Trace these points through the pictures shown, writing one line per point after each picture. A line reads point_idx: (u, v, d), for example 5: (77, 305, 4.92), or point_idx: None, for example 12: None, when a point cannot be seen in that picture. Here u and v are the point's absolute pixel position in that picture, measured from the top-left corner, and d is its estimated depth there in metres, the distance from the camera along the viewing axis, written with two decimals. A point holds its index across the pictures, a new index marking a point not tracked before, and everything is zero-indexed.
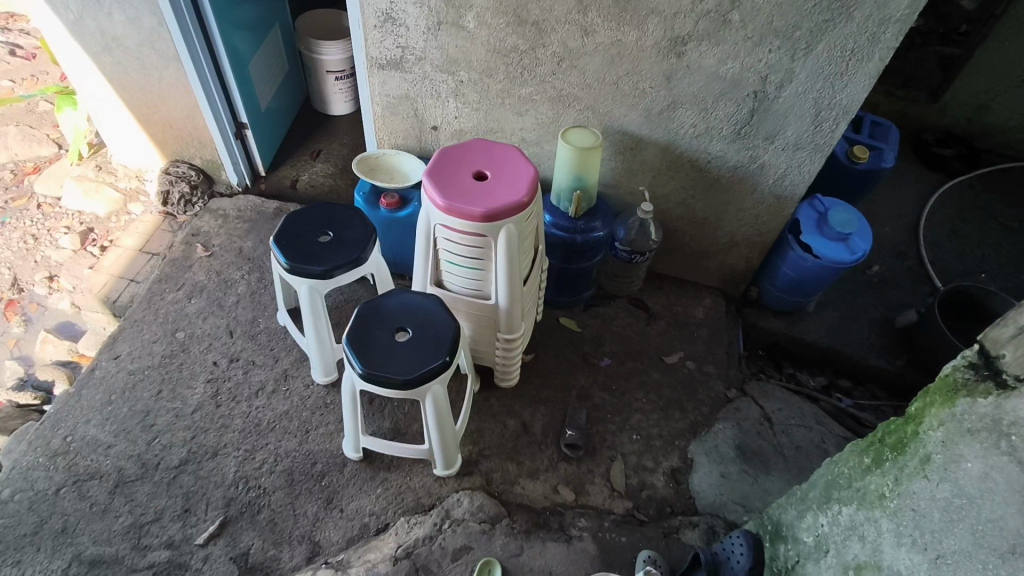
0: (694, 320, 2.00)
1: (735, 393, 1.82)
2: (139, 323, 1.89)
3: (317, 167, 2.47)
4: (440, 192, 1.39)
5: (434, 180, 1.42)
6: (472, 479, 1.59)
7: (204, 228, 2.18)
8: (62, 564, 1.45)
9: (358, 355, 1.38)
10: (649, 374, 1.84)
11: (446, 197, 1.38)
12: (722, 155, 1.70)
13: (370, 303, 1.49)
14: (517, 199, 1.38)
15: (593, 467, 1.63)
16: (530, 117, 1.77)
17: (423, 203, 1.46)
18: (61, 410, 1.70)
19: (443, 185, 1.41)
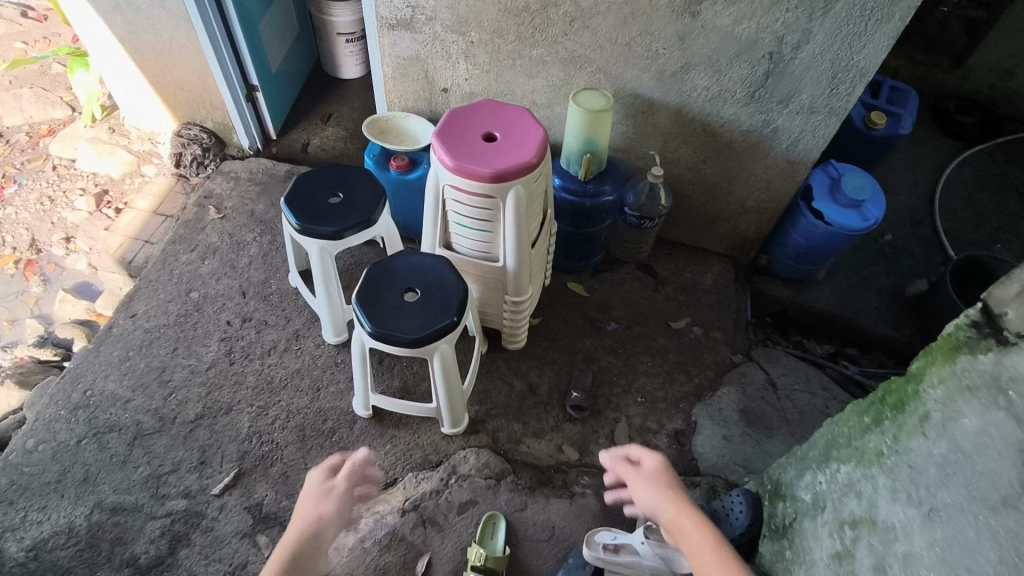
0: (702, 286, 2.00)
1: (741, 358, 1.83)
2: (154, 283, 1.93)
3: (327, 131, 2.47)
4: (450, 152, 1.39)
5: (442, 140, 1.42)
6: (479, 438, 1.62)
7: (216, 191, 2.20)
8: (85, 510, 1.51)
9: (367, 314, 1.40)
10: (656, 339, 1.85)
11: (456, 157, 1.38)
12: (735, 119, 1.68)
13: (380, 263, 1.51)
14: (527, 160, 1.38)
15: (597, 428, 1.66)
16: (541, 79, 1.75)
17: (433, 164, 1.46)
18: (81, 366, 1.75)
19: (453, 145, 1.41)
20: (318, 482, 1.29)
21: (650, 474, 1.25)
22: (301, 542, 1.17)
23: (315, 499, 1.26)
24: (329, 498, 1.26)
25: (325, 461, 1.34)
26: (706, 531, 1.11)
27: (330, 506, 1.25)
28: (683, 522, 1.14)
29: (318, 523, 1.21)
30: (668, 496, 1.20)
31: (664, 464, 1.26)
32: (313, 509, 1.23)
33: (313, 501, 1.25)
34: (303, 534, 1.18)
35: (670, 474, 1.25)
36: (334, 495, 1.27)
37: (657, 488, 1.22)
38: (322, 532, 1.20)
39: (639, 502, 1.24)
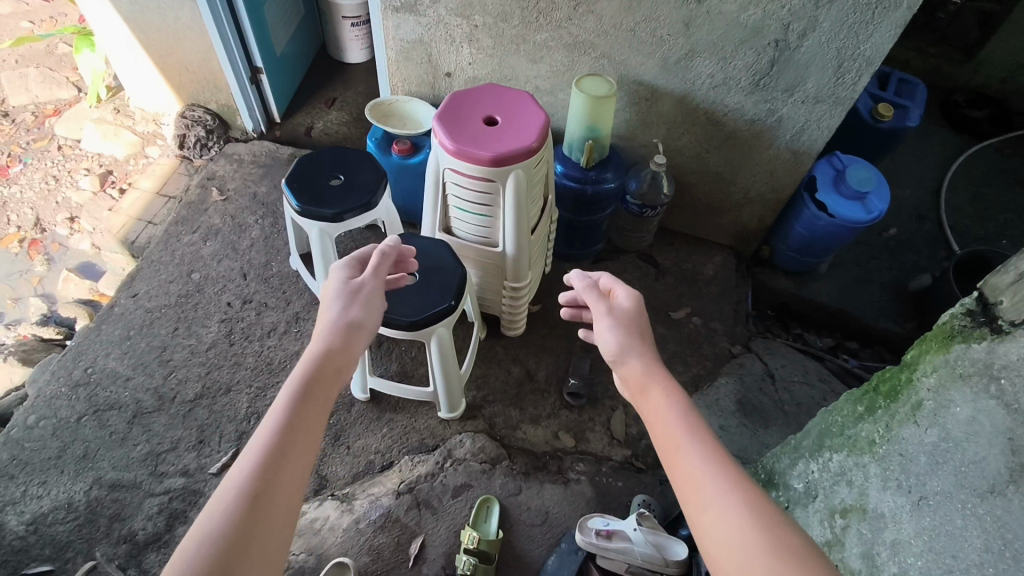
0: (703, 277, 1.99)
1: (740, 350, 1.82)
2: (156, 263, 1.93)
3: (331, 115, 2.46)
4: (450, 135, 1.38)
5: (444, 124, 1.40)
6: (475, 423, 1.64)
7: (219, 173, 2.20)
8: (84, 486, 1.53)
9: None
10: (655, 329, 1.85)
11: (456, 140, 1.37)
12: (740, 107, 1.67)
13: None
14: (528, 144, 1.37)
15: (593, 416, 1.66)
16: (545, 64, 1.75)
17: (433, 147, 1.45)
18: (82, 344, 1.76)
19: (453, 128, 1.40)
20: (340, 280, 1.14)
21: (619, 316, 1.10)
22: (331, 341, 1.02)
23: (340, 297, 1.10)
24: (354, 299, 1.11)
25: (348, 257, 1.20)
26: (673, 392, 0.97)
27: (358, 308, 1.10)
28: (647, 375, 0.99)
29: (349, 324, 1.06)
30: (637, 342, 1.05)
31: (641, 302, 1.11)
32: (340, 310, 1.08)
33: (339, 300, 1.10)
34: (333, 334, 1.04)
35: (642, 316, 1.10)
36: (362, 295, 1.12)
37: (623, 330, 1.07)
38: (355, 335, 1.06)
39: (601, 345, 1.08)
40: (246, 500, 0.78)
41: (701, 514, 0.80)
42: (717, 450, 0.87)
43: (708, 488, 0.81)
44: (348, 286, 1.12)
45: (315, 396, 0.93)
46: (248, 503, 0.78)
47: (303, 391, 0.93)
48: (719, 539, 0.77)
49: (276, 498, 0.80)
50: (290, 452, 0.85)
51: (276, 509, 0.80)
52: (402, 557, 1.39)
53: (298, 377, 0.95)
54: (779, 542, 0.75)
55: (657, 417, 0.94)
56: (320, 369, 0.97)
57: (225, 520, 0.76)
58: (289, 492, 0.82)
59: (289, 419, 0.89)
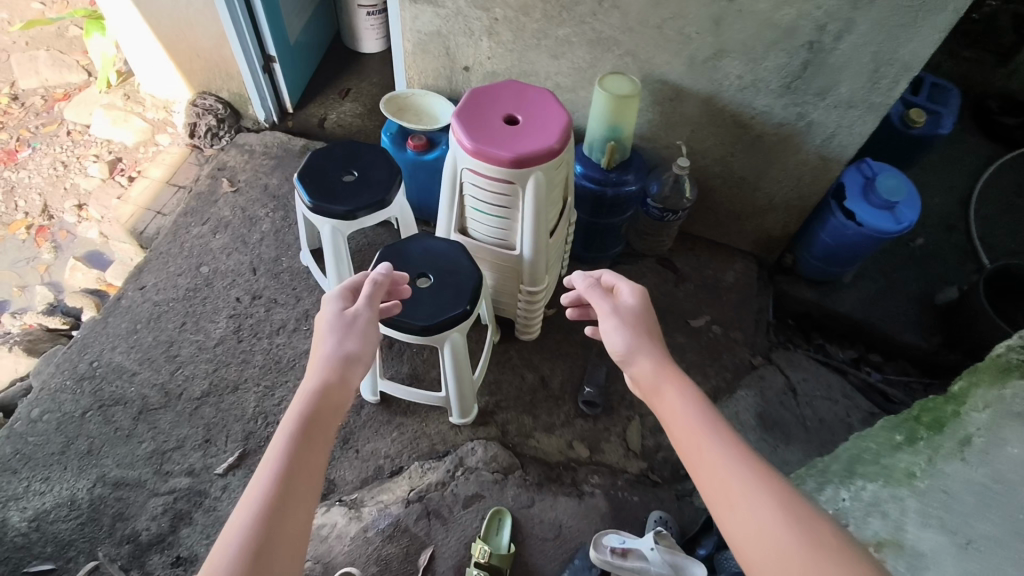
0: (724, 284, 1.94)
1: (760, 361, 1.78)
2: (164, 255, 1.90)
3: (345, 106, 2.41)
4: (468, 133, 1.31)
5: (463, 121, 1.34)
6: (487, 429, 1.60)
7: (230, 163, 2.15)
8: (88, 483, 1.50)
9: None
10: (673, 337, 1.81)
11: (474, 139, 1.30)
12: (768, 111, 1.60)
13: (392, 246, 1.46)
14: (552, 144, 1.30)
15: (609, 426, 1.62)
16: (566, 61, 1.67)
17: (451, 144, 1.39)
18: (88, 336, 1.73)
19: (472, 126, 1.33)
20: (335, 310, 1.11)
21: (625, 314, 1.13)
22: (327, 376, 1.00)
23: (336, 329, 1.08)
24: (350, 330, 1.08)
25: (342, 286, 1.18)
26: (686, 394, 0.98)
27: (354, 340, 1.07)
28: (657, 374, 1.03)
29: (344, 357, 1.04)
30: (644, 342, 1.08)
31: (644, 298, 1.16)
32: (335, 342, 1.05)
33: (335, 332, 1.07)
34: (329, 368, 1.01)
35: (645, 312, 1.15)
36: (358, 327, 1.09)
37: (630, 331, 1.11)
38: (351, 369, 1.03)
39: (609, 346, 1.11)
40: (251, 549, 0.76)
41: (734, 516, 0.81)
42: (738, 450, 0.88)
43: (736, 488, 0.83)
44: (344, 316, 1.09)
45: (314, 436, 0.92)
46: (255, 549, 0.77)
47: (301, 431, 0.91)
48: (754, 539, 0.78)
49: (282, 542, 0.79)
50: (294, 494, 0.84)
51: (282, 553, 0.78)
52: (411, 567, 1.36)
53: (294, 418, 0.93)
54: (814, 540, 0.75)
55: (677, 424, 0.95)
56: (317, 407, 0.95)
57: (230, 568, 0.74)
58: (293, 534, 0.80)
59: (292, 458, 0.87)
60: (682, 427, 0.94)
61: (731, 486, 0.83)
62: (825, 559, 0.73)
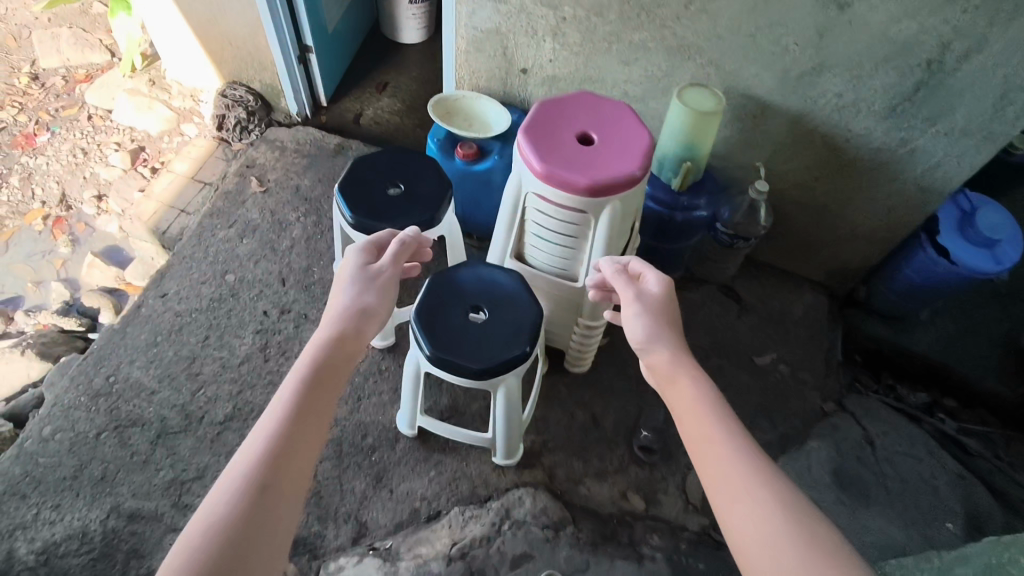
0: (792, 318, 1.80)
1: (832, 408, 1.65)
2: (187, 261, 1.76)
3: (383, 102, 2.26)
4: (538, 153, 1.15)
5: (533, 139, 1.18)
6: (534, 473, 1.47)
7: (259, 160, 2.00)
8: (100, 514, 1.38)
9: (423, 330, 1.21)
10: (736, 376, 1.67)
11: (546, 161, 1.14)
12: (865, 134, 1.43)
13: (443, 275, 1.31)
14: (634, 171, 1.14)
15: (667, 475, 1.49)
16: (638, 68, 1.50)
17: (516, 164, 1.23)
18: (105, 347, 1.60)
19: (542, 145, 1.17)
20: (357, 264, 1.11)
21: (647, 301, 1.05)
22: (342, 328, 1.01)
23: (355, 284, 1.08)
24: (369, 286, 1.08)
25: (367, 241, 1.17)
26: (700, 382, 0.93)
27: (373, 297, 1.07)
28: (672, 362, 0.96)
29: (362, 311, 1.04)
30: (664, 330, 1.00)
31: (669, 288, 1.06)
32: (353, 296, 1.06)
33: (353, 287, 1.07)
34: (344, 320, 1.02)
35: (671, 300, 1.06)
36: (377, 285, 1.09)
37: (649, 317, 1.02)
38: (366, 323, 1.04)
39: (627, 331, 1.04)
40: (253, 488, 0.79)
41: (727, 499, 0.79)
42: (746, 441, 0.84)
43: (734, 472, 0.80)
44: (365, 272, 1.09)
45: (324, 385, 0.93)
46: (258, 488, 0.79)
47: (313, 379, 0.93)
48: (745, 526, 0.76)
49: (285, 486, 0.81)
50: (299, 439, 0.86)
51: (284, 496, 0.81)
52: None
53: (306, 364, 0.94)
54: (812, 535, 0.73)
55: (685, 407, 0.91)
56: (329, 356, 0.96)
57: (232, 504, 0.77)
58: (295, 476, 0.83)
59: (301, 406, 0.89)
60: (690, 410, 0.90)
61: (731, 470, 0.81)
62: (819, 554, 0.71)
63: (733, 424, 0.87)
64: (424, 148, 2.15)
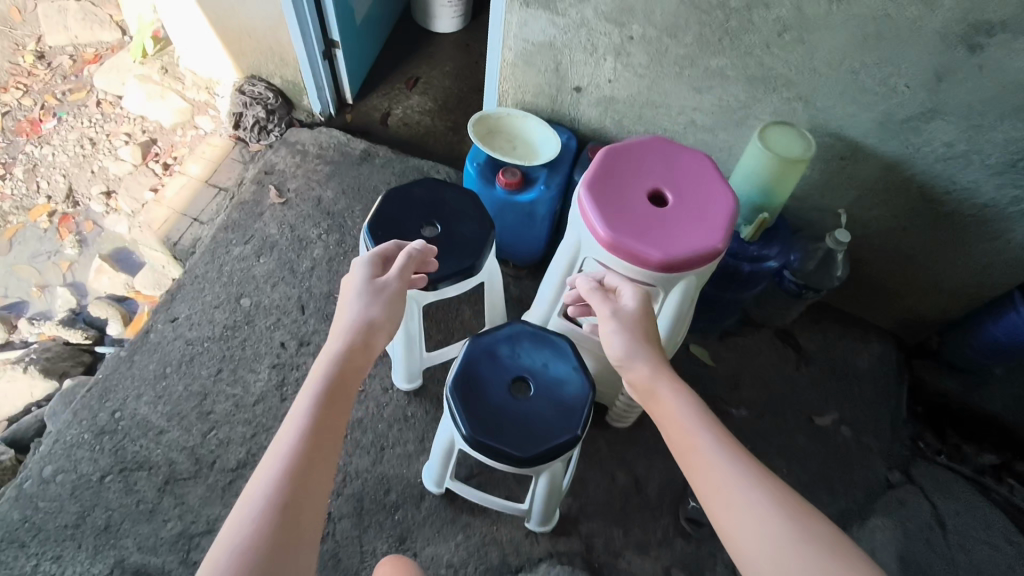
0: (855, 370, 1.67)
1: (898, 479, 1.53)
2: (200, 280, 1.62)
3: (412, 99, 2.08)
4: (603, 219, 0.99)
5: (594, 198, 1.01)
6: (570, 543, 1.35)
7: (278, 165, 1.85)
8: (103, 569, 1.27)
9: (455, 396, 1.07)
10: (793, 438, 1.55)
11: (612, 228, 0.98)
12: (973, 188, 1.24)
13: (486, 342, 1.15)
14: (709, 246, 0.97)
15: (715, 551, 1.37)
16: (711, 96, 1.31)
17: (574, 223, 1.07)
18: (111, 377, 1.49)
19: (608, 207, 1.01)
20: (362, 275, 0.99)
21: (625, 316, 0.92)
22: (347, 345, 0.89)
23: (361, 293, 0.96)
24: (378, 295, 0.96)
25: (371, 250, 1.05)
26: (682, 394, 0.83)
27: (381, 305, 0.96)
28: (654, 375, 0.85)
29: (370, 320, 0.93)
30: (644, 342, 0.90)
31: (645, 298, 0.94)
32: (360, 307, 0.94)
33: (361, 297, 0.95)
34: (351, 332, 0.91)
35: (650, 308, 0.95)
36: (387, 292, 0.97)
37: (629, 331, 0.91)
38: (375, 331, 0.93)
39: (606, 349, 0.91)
40: (264, 538, 0.68)
41: (726, 512, 0.72)
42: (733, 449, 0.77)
43: (727, 483, 0.73)
44: (373, 282, 0.97)
45: (334, 408, 0.82)
46: (272, 535, 0.68)
47: (321, 398, 0.82)
48: (750, 541, 0.69)
49: (302, 521, 0.71)
50: (308, 476, 0.74)
51: (302, 535, 0.70)
52: None
53: (315, 382, 0.83)
54: (818, 541, 0.67)
55: (670, 424, 0.81)
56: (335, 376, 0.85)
57: (245, 555, 0.66)
58: (311, 508, 0.73)
59: (313, 426, 0.78)
60: (674, 426, 0.81)
61: (726, 479, 0.74)
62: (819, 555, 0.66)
63: (720, 429, 0.79)
64: (456, 155, 1.97)
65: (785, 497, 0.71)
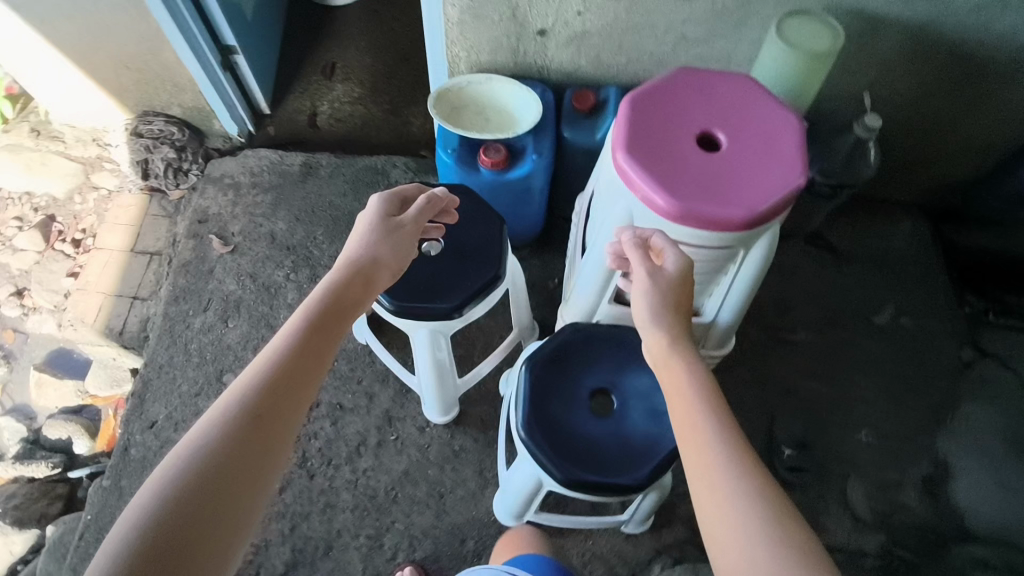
0: (897, 256, 1.58)
1: (972, 355, 1.46)
2: (168, 370, 1.37)
3: (337, 90, 1.81)
4: (666, 189, 0.83)
5: (640, 167, 0.85)
6: (674, 532, 1.23)
7: (212, 210, 1.57)
8: None
9: (548, 449, 0.89)
10: (860, 345, 1.47)
11: (681, 198, 0.82)
12: (1012, 34, 1.12)
13: (547, 355, 0.98)
14: (778, 198, 0.83)
15: (823, 492, 1.30)
16: (704, 1, 1.11)
17: (621, 201, 0.90)
18: (103, 514, 1.25)
19: (664, 173, 0.85)
20: (376, 211, 0.87)
21: (661, 280, 0.76)
22: (345, 284, 0.77)
23: (369, 230, 0.85)
24: (388, 235, 0.85)
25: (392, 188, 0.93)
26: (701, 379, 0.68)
27: (388, 245, 0.84)
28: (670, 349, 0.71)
29: (372, 253, 0.82)
30: (674, 314, 0.74)
31: (691, 270, 0.77)
32: (363, 244, 0.83)
33: (368, 233, 0.84)
34: (349, 270, 0.79)
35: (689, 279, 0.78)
36: (397, 231, 0.86)
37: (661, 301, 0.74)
38: (379, 263, 0.82)
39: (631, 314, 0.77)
40: (207, 467, 0.57)
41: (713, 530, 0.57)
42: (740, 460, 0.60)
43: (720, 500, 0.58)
44: (384, 220, 0.86)
45: (316, 347, 0.70)
46: (219, 464, 0.58)
47: (305, 324, 0.71)
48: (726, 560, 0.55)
49: (257, 461, 0.60)
50: (275, 414, 0.63)
51: (251, 477, 0.59)
52: None
53: (301, 316, 0.72)
54: None
55: (676, 406, 0.67)
56: (323, 316, 0.73)
57: (190, 474, 0.57)
58: (271, 444, 0.62)
59: (289, 362, 0.67)
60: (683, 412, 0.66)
61: (715, 474, 0.60)
62: None
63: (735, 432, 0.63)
64: (406, 140, 1.74)
65: (777, 502, 0.57)
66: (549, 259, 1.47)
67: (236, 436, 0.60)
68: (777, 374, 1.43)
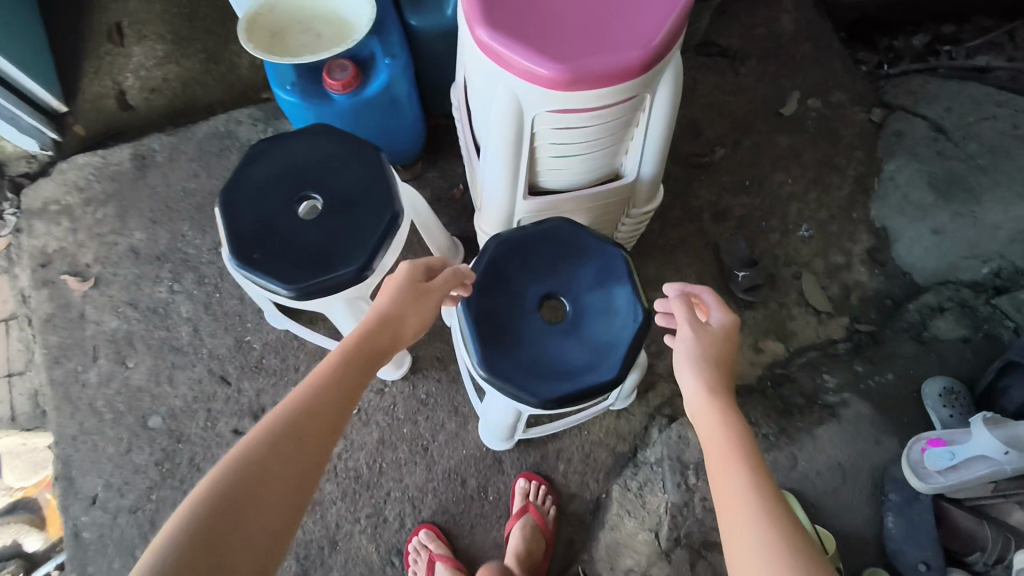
0: (786, 39, 1.50)
1: (880, 115, 1.44)
2: (84, 438, 1.20)
3: (135, 54, 1.51)
4: (547, 51, 0.71)
5: (513, 43, 0.71)
6: (660, 391, 1.22)
7: (52, 246, 1.32)
8: None
9: (527, 380, 0.82)
10: (778, 143, 1.42)
11: (566, 57, 0.71)
12: None
13: (487, 280, 0.87)
14: (668, 25, 0.73)
15: (784, 300, 1.28)
16: None
17: (496, 84, 0.77)
18: None
19: (538, 33, 0.72)
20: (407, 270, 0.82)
21: (709, 341, 0.76)
22: (367, 348, 0.73)
23: (396, 288, 0.80)
24: (413, 294, 0.80)
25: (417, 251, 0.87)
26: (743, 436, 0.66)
27: (414, 307, 0.79)
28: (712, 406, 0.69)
29: (395, 305, 0.78)
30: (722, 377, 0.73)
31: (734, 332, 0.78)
32: (388, 303, 0.78)
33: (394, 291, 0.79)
34: (372, 330, 0.75)
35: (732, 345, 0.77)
36: (423, 288, 0.81)
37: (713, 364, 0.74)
38: (403, 319, 0.78)
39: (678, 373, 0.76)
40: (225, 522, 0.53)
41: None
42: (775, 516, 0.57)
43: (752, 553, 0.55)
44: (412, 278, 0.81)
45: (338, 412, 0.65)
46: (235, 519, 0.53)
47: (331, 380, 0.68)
48: None
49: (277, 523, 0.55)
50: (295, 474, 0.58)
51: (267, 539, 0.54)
52: None
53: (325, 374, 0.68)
54: None
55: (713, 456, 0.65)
56: (346, 382, 0.69)
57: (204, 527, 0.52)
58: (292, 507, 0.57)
59: (312, 422, 0.63)
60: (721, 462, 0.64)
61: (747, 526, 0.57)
62: None
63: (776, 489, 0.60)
64: (239, 87, 1.49)
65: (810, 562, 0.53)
66: (444, 168, 1.33)
67: (254, 483, 0.56)
68: (708, 200, 1.37)
